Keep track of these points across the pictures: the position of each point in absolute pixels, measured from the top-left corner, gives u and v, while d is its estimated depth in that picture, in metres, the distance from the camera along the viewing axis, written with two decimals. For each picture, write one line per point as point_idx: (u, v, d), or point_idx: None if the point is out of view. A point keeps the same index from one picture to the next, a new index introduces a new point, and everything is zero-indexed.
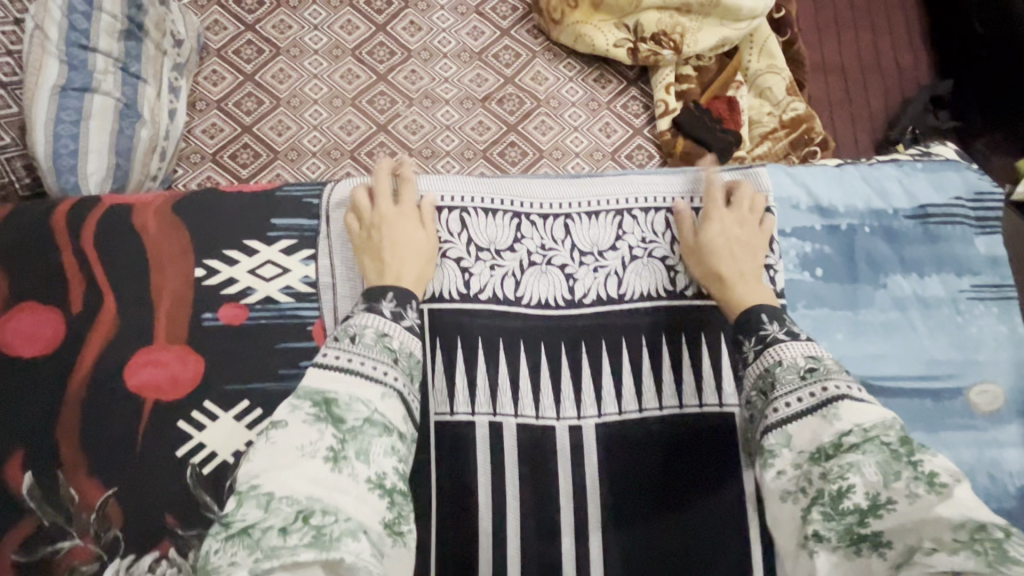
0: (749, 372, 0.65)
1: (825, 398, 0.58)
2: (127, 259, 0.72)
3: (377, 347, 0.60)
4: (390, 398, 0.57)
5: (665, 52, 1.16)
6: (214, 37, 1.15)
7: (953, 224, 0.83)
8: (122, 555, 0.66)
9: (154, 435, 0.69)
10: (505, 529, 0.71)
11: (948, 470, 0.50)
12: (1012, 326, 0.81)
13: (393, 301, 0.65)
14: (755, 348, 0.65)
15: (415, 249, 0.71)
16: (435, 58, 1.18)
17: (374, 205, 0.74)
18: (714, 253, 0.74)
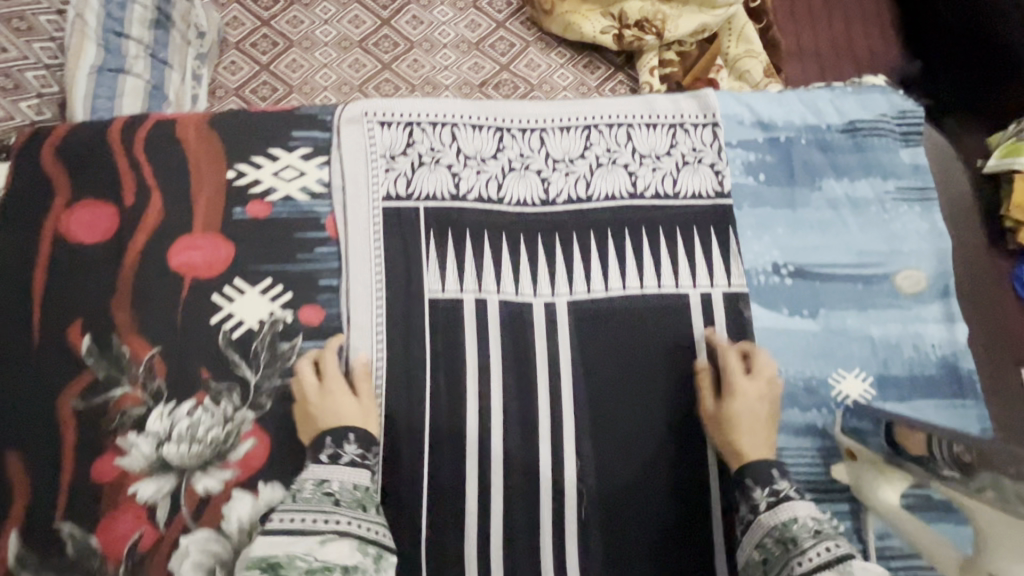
0: (760, 522, 0.71)
1: (839, 555, 0.63)
2: (170, 165, 0.86)
3: (316, 497, 0.68)
4: (331, 543, 0.64)
5: (648, 37, 1.30)
6: (233, 32, 1.30)
7: (879, 136, 0.95)
8: (166, 401, 0.78)
9: (192, 306, 0.82)
10: (489, 395, 0.83)
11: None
12: (933, 222, 0.92)
13: (330, 445, 0.73)
14: (767, 500, 0.72)
15: (352, 408, 0.76)
16: (436, 49, 1.33)
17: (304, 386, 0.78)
18: (733, 423, 0.77)
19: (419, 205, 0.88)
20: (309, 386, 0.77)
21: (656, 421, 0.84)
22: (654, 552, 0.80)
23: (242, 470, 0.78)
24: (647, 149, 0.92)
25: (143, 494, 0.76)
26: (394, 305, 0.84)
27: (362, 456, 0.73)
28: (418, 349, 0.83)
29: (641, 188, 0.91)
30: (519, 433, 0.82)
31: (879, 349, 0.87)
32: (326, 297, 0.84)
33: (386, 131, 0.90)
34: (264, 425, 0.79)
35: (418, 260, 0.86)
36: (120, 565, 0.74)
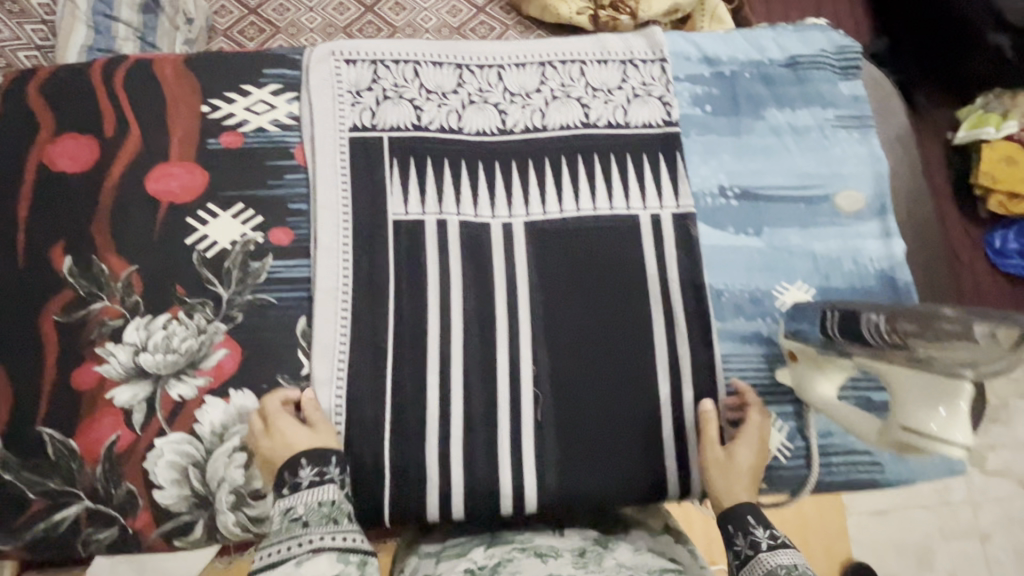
0: (760, 561, 0.66)
1: None
2: (148, 101, 0.91)
3: (285, 525, 0.65)
4: (306, 561, 0.61)
5: (623, 17, 1.35)
6: (221, 20, 1.37)
7: (819, 69, 1.01)
8: (142, 315, 0.83)
9: (169, 228, 0.87)
10: (450, 311, 0.87)
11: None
12: (871, 147, 0.98)
13: (283, 475, 0.70)
14: (769, 540, 0.67)
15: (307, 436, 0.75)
16: (418, 34, 1.40)
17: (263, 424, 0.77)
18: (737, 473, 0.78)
19: (383, 136, 0.93)
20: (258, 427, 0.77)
21: (609, 334, 0.88)
22: (605, 452, 0.84)
23: (215, 378, 0.82)
24: (599, 84, 0.98)
25: (121, 399, 0.80)
26: (359, 224, 0.89)
27: (323, 474, 0.70)
28: (381, 265, 0.88)
29: (594, 119, 0.96)
30: (478, 345, 0.87)
31: (821, 264, 0.92)
32: (296, 220, 0.89)
33: (352, 68, 0.95)
34: (236, 336, 0.84)
35: (381, 183, 0.91)
36: (98, 465, 0.78)
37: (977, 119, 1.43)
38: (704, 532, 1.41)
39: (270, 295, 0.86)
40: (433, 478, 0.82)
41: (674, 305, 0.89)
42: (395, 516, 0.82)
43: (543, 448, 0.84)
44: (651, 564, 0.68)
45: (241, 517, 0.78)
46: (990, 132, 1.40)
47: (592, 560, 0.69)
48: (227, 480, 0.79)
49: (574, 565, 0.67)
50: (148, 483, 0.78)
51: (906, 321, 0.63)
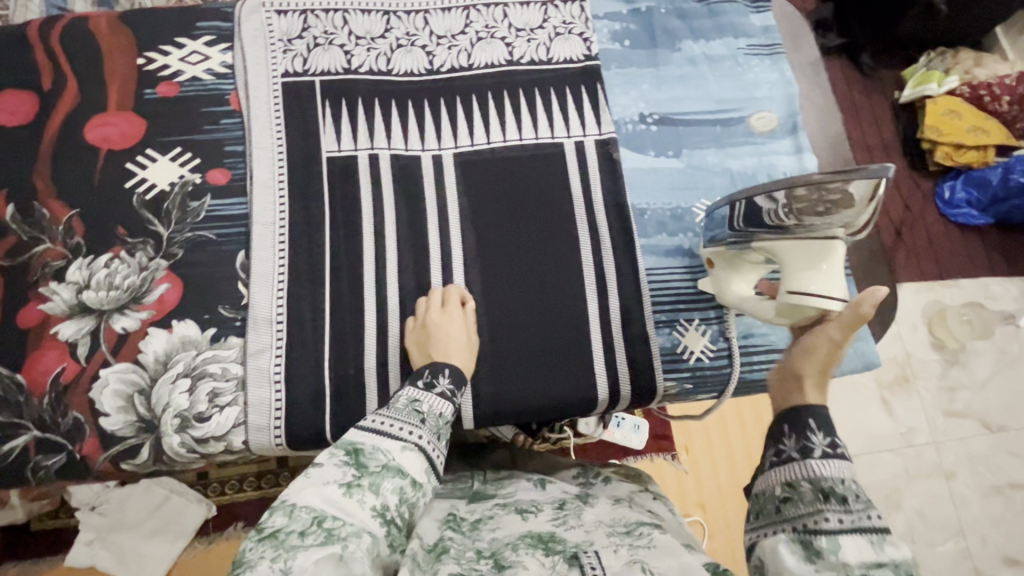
0: (804, 466, 0.56)
1: (879, 526, 0.51)
2: (86, 56, 0.94)
3: (408, 410, 0.72)
4: (410, 450, 0.68)
5: None
6: None
7: (729, 3, 1.07)
8: (85, 255, 0.86)
9: (109, 173, 0.90)
10: (385, 242, 0.92)
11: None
12: (782, 72, 1.03)
13: (426, 373, 0.77)
14: (824, 446, 0.56)
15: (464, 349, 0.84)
16: None
17: (424, 316, 0.85)
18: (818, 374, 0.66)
19: (314, 80, 0.97)
20: (423, 312, 0.86)
21: (540, 255, 0.93)
22: (540, 362, 0.89)
23: (157, 311, 0.85)
24: (522, 24, 1.03)
25: (65, 334, 0.83)
26: (295, 163, 0.93)
27: (453, 392, 0.77)
28: (317, 201, 0.92)
29: (518, 57, 1.01)
30: (413, 271, 0.91)
31: (738, 181, 0.97)
32: (232, 161, 0.92)
33: (283, 18, 0.99)
34: (177, 271, 0.87)
35: (314, 123, 0.95)
36: (45, 396, 0.80)
37: (920, 78, 1.80)
38: (676, 482, 1.41)
39: (209, 232, 0.89)
40: (373, 396, 0.86)
41: (599, 222, 0.94)
42: (338, 436, 0.85)
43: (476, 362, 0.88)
44: (628, 518, 0.72)
45: (187, 439, 0.81)
46: (933, 88, 1.77)
47: (571, 514, 0.73)
48: (172, 405, 0.81)
49: (553, 522, 0.70)
50: (94, 411, 0.80)
51: (801, 202, 0.67)
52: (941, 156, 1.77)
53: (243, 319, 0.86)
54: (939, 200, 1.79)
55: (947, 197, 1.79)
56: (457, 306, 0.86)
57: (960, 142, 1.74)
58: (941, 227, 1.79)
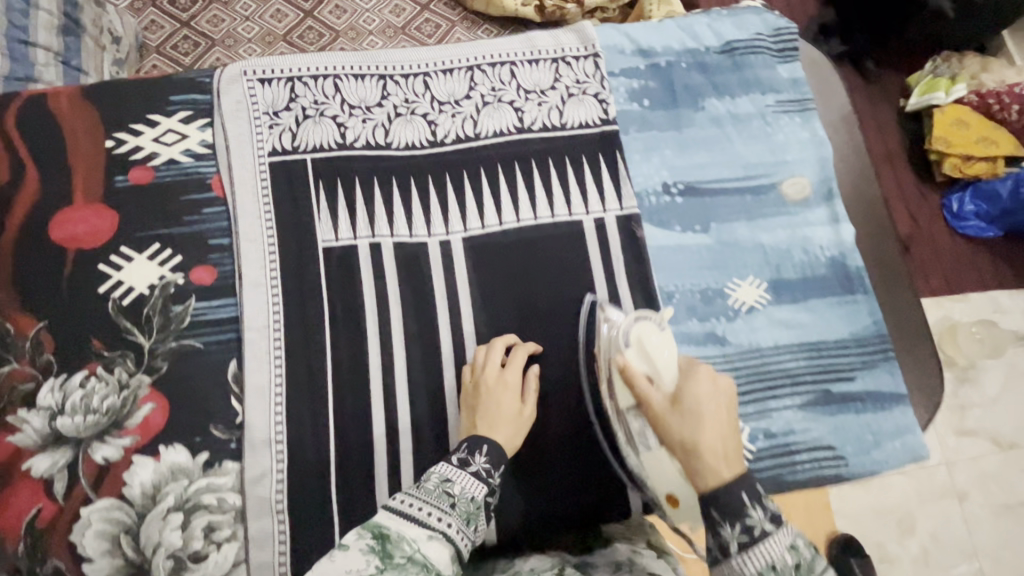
0: (730, 565, 0.54)
1: None
2: (47, 140, 0.84)
3: (437, 491, 0.64)
4: (437, 541, 0.58)
5: (568, 6, 1.45)
6: (151, 36, 1.40)
7: (756, 54, 0.98)
8: (57, 375, 0.77)
9: (79, 276, 0.80)
10: (392, 342, 0.84)
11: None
12: (813, 131, 0.95)
13: (462, 449, 0.70)
14: (739, 540, 0.53)
15: (512, 420, 0.76)
16: (361, 36, 1.46)
17: (482, 371, 0.80)
18: (685, 414, 0.60)
19: (305, 159, 0.87)
20: (482, 365, 0.80)
21: (562, 351, 0.86)
22: (565, 463, 0.83)
23: (142, 435, 0.76)
24: (532, 85, 0.93)
25: (38, 469, 0.74)
26: (288, 258, 0.84)
27: (488, 472, 0.69)
28: (313, 300, 0.83)
29: (528, 122, 0.92)
30: (424, 375, 0.83)
31: (771, 256, 0.90)
32: (217, 256, 0.83)
33: (266, 87, 0.89)
34: (162, 388, 0.78)
35: (308, 209, 0.86)
36: (19, 542, 0.71)
37: (926, 86, 1.60)
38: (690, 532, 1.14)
39: (196, 340, 0.80)
40: None
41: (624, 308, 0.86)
42: None
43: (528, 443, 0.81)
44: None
45: None
46: (941, 97, 1.57)
47: None
48: (163, 544, 0.73)
49: None
50: (76, 556, 0.72)
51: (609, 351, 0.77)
52: (951, 168, 1.56)
53: (238, 441, 0.77)
54: (945, 212, 1.58)
55: (955, 210, 1.57)
56: (518, 367, 0.80)
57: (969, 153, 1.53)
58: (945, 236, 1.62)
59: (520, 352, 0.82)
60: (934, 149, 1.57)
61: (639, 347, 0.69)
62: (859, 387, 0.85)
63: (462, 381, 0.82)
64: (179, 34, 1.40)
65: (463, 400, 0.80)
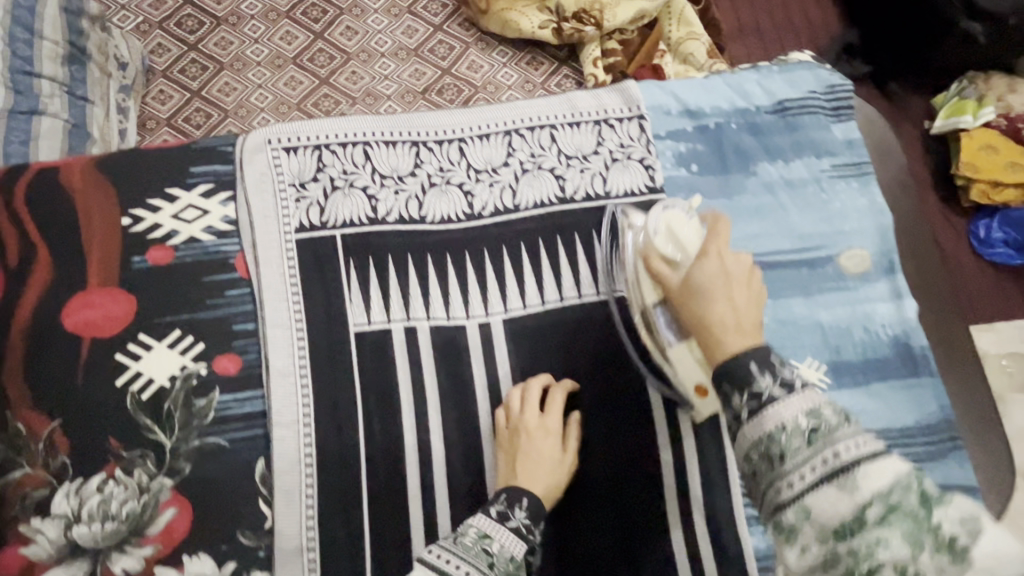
0: (743, 434, 0.51)
1: (837, 466, 0.46)
2: (60, 218, 0.79)
3: (476, 548, 0.65)
4: None
5: (587, 28, 1.32)
6: (159, 59, 1.28)
7: (809, 114, 0.92)
8: (72, 478, 0.71)
9: (95, 367, 0.75)
10: (429, 435, 0.78)
11: (961, 524, 0.44)
12: (871, 197, 0.90)
13: (502, 501, 0.69)
14: (750, 407, 0.51)
15: (550, 469, 0.74)
16: (374, 59, 1.33)
17: (521, 413, 0.77)
18: (693, 292, 0.61)
19: (334, 235, 0.82)
20: (519, 412, 0.77)
21: (611, 440, 0.80)
22: (609, 553, 0.76)
23: (164, 544, 0.70)
24: (573, 150, 0.88)
25: None
26: (318, 345, 0.79)
27: (529, 529, 0.68)
28: (345, 391, 0.78)
29: (571, 192, 0.86)
30: (464, 470, 0.78)
31: (830, 336, 0.84)
32: (243, 343, 0.78)
33: (293, 157, 0.84)
34: (185, 490, 0.72)
35: (338, 291, 0.80)
36: None
37: (953, 108, 1.46)
38: None
39: (221, 437, 0.75)
40: None
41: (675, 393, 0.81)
42: None
43: (570, 513, 0.78)
44: None
45: None
46: (968, 122, 1.43)
47: None
48: None
49: None
50: None
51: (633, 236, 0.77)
52: (977, 195, 1.42)
53: (268, 548, 0.72)
54: (972, 238, 1.44)
55: (982, 235, 1.43)
56: (558, 408, 0.77)
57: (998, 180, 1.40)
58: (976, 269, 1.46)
59: (558, 394, 0.78)
60: (961, 175, 1.44)
61: (669, 235, 0.70)
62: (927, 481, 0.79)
63: (495, 427, 0.78)
64: (184, 57, 1.29)
65: (497, 448, 0.77)
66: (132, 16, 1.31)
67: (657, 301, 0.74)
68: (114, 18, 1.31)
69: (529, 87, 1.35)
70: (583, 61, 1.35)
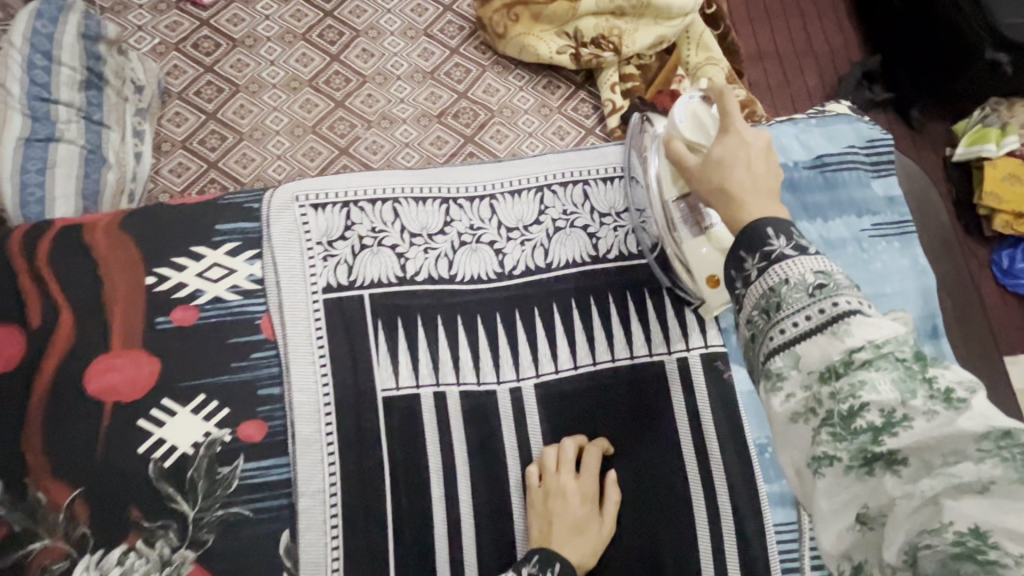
0: (748, 294, 0.52)
1: (833, 314, 0.45)
2: (83, 275, 0.77)
3: None
4: None
5: (606, 54, 1.26)
6: (175, 82, 1.23)
7: (849, 170, 0.90)
8: (92, 551, 0.69)
9: (116, 434, 0.73)
10: (459, 505, 0.75)
11: (962, 383, 0.39)
12: (913, 257, 0.87)
13: (533, 564, 0.67)
14: (759, 267, 0.51)
15: (581, 535, 0.71)
16: (389, 81, 1.28)
17: (559, 468, 0.74)
18: (713, 164, 0.63)
19: (362, 296, 0.80)
20: (554, 469, 0.75)
21: (647, 513, 0.76)
22: None
23: None
24: (607, 208, 0.87)
25: None
26: (345, 410, 0.77)
27: None
28: (372, 458, 0.75)
29: (604, 251, 0.85)
30: (494, 543, 0.75)
31: None
32: (268, 408, 0.76)
33: (321, 214, 0.83)
34: (208, 564, 0.70)
35: (366, 354, 0.78)
36: None
37: (975, 135, 1.41)
38: None
39: (246, 506, 0.72)
40: None
41: (712, 462, 0.78)
42: None
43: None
44: None
45: None
46: (992, 150, 1.38)
47: None
48: None
49: None
50: None
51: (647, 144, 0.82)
52: (1000, 226, 1.38)
53: None
54: (995, 268, 1.41)
55: (1004, 265, 1.41)
56: (593, 469, 0.75)
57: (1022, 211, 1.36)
58: (1001, 302, 1.42)
59: (592, 454, 0.76)
60: (983, 206, 1.40)
61: (694, 123, 0.73)
62: None
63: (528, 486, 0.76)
64: (200, 78, 1.23)
65: (528, 509, 0.74)
66: (149, 37, 1.26)
67: (679, 196, 0.75)
68: (130, 40, 1.26)
69: (545, 111, 1.28)
70: (600, 87, 1.30)
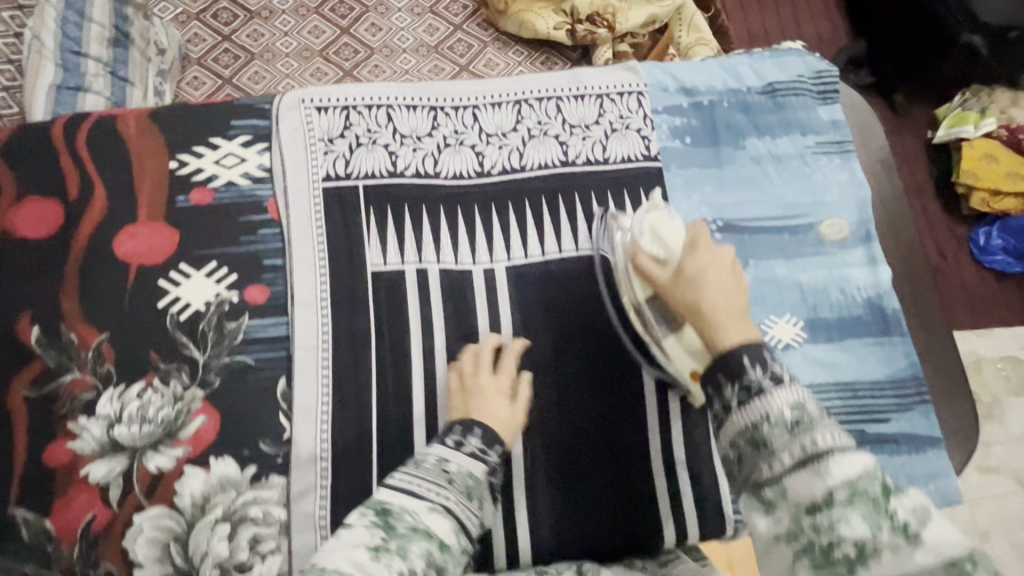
0: (731, 422, 0.54)
1: (814, 452, 0.48)
2: (116, 159, 0.89)
3: (435, 470, 0.64)
4: (437, 512, 0.61)
5: (600, 31, 1.38)
6: (195, 48, 1.35)
7: (797, 96, 1.00)
8: (115, 384, 0.80)
9: (138, 293, 0.84)
10: (435, 367, 0.86)
11: (916, 513, 0.45)
12: (852, 172, 0.97)
13: (456, 431, 0.70)
14: (739, 397, 0.53)
15: (504, 410, 0.75)
16: (396, 54, 1.39)
17: (474, 367, 0.81)
18: (685, 282, 0.67)
19: (357, 185, 0.91)
20: (472, 369, 0.81)
21: (600, 380, 0.87)
22: (596, 480, 0.82)
23: (193, 447, 0.78)
24: (577, 120, 0.97)
25: (96, 475, 0.76)
26: (337, 281, 0.87)
27: (484, 451, 0.69)
28: (361, 320, 0.86)
29: (572, 156, 0.95)
30: None
31: (808, 295, 0.91)
32: (271, 275, 0.87)
33: (324, 115, 0.94)
34: (214, 402, 0.80)
35: (358, 233, 0.89)
36: (75, 544, 0.74)
37: (955, 118, 1.50)
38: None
39: (248, 355, 0.83)
40: None
41: None
42: None
43: (562, 440, 0.84)
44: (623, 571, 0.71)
45: None
46: (970, 131, 1.47)
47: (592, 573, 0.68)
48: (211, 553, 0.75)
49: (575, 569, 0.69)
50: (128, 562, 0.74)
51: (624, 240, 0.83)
52: (977, 203, 1.46)
53: (285, 455, 0.80)
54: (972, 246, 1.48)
55: (980, 243, 1.47)
56: (511, 363, 0.82)
57: (998, 189, 1.44)
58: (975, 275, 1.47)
59: (509, 355, 0.83)
60: (961, 182, 1.48)
61: (654, 236, 0.78)
62: (892, 429, 0.86)
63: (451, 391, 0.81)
64: (218, 46, 1.36)
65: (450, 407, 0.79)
66: (172, 6, 1.38)
67: (648, 297, 0.79)
68: (154, 9, 1.38)
69: None
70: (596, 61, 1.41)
